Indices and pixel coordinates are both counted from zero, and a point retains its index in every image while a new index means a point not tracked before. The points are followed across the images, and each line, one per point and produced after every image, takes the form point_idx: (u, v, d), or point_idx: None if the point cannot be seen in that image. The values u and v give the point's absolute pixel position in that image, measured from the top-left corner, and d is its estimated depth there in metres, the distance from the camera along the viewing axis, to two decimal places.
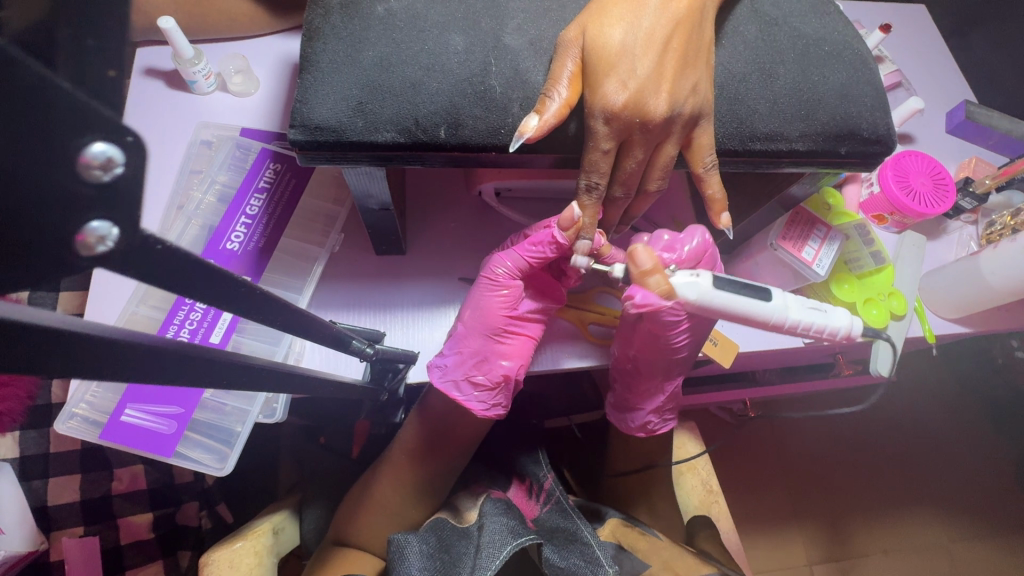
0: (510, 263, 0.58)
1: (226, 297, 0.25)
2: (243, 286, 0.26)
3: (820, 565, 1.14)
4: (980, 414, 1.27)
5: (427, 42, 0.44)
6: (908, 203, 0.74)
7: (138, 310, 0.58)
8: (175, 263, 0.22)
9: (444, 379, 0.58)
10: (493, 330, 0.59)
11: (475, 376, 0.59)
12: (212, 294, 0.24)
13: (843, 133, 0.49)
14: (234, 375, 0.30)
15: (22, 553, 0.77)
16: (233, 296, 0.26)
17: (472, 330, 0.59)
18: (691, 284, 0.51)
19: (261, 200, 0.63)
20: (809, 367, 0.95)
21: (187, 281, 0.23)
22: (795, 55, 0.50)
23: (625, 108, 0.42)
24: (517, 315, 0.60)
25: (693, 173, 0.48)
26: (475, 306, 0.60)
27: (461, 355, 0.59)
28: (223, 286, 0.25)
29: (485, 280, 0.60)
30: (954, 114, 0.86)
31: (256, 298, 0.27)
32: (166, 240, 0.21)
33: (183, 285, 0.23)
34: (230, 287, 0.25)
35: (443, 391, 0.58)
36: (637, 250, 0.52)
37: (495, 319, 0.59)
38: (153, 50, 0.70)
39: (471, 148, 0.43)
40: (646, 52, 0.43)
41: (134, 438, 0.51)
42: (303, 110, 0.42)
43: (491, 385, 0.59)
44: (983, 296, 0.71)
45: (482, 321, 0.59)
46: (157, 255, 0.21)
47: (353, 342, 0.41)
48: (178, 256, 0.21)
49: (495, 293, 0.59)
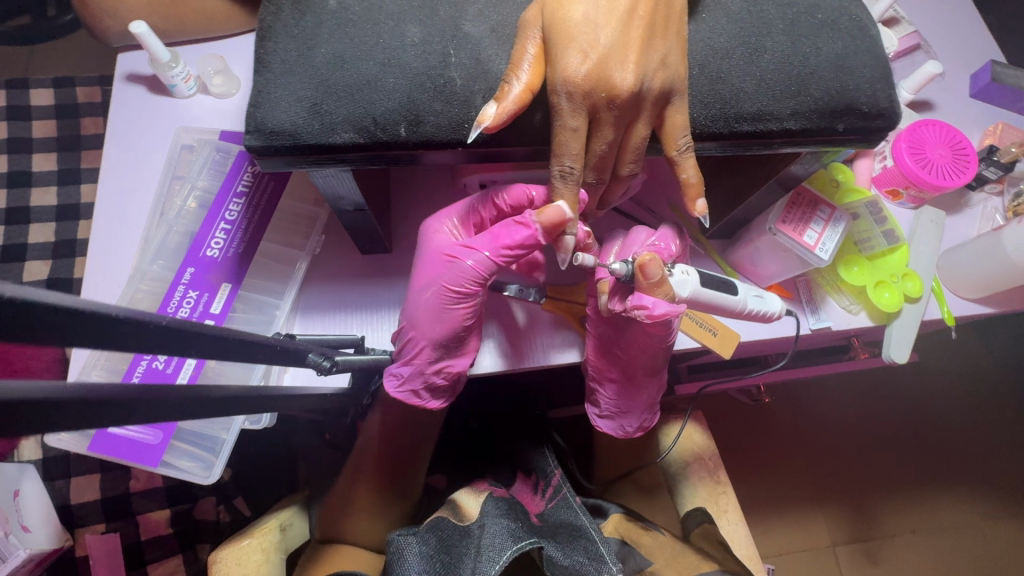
0: (474, 274, 0.53)
1: (108, 335, 0.24)
2: (127, 322, 0.25)
3: (845, 546, 1.12)
4: (1014, 392, 1.21)
5: (383, 36, 0.42)
6: (924, 177, 0.69)
7: (138, 291, 0.61)
8: (15, 311, 0.21)
9: (405, 385, 0.58)
10: (458, 340, 0.57)
11: (432, 381, 0.58)
12: (82, 334, 0.23)
13: (840, 109, 0.45)
14: (167, 410, 0.29)
15: (47, 551, 0.80)
16: (118, 333, 0.25)
17: (429, 340, 0.56)
18: (681, 282, 0.51)
19: (241, 204, 0.61)
20: (824, 350, 0.91)
21: (36, 329, 0.22)
22: (783, 26, 0.46)
23: (588, 82, 0.39)
24: (479, 320, 0.57)
25: (666, 156, 0.44)
26: (434, 319, 0.55)
27: (420, 364, 0.57)
28: (96, 326, 0.24)
29: (444, 290, 0.54)
30: (978, 77, 0.80)
31: (151, 332, 0.26)
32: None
33: (33, 335, 0.22)
34: (104, 323, 0.24)
35: (402, 401, 0.58)
36: (651, 262, 0.49)
37: (460, 330, 0.56)
38: (133, 55, 0.69)
39: (432, 145, 0.41)
40: (609, 23, 0.40)
41: (122, 448, 0.52)
42: (256, 114, 0.40)
43: (451, 384, 0.59)
44: (1010, 274, 0.66)
45: (442, 333, 0.55)
46: None
47: (309, 355, 0.41)
48: (14, 305, 0.21)
49: (459, 304, 0.55)
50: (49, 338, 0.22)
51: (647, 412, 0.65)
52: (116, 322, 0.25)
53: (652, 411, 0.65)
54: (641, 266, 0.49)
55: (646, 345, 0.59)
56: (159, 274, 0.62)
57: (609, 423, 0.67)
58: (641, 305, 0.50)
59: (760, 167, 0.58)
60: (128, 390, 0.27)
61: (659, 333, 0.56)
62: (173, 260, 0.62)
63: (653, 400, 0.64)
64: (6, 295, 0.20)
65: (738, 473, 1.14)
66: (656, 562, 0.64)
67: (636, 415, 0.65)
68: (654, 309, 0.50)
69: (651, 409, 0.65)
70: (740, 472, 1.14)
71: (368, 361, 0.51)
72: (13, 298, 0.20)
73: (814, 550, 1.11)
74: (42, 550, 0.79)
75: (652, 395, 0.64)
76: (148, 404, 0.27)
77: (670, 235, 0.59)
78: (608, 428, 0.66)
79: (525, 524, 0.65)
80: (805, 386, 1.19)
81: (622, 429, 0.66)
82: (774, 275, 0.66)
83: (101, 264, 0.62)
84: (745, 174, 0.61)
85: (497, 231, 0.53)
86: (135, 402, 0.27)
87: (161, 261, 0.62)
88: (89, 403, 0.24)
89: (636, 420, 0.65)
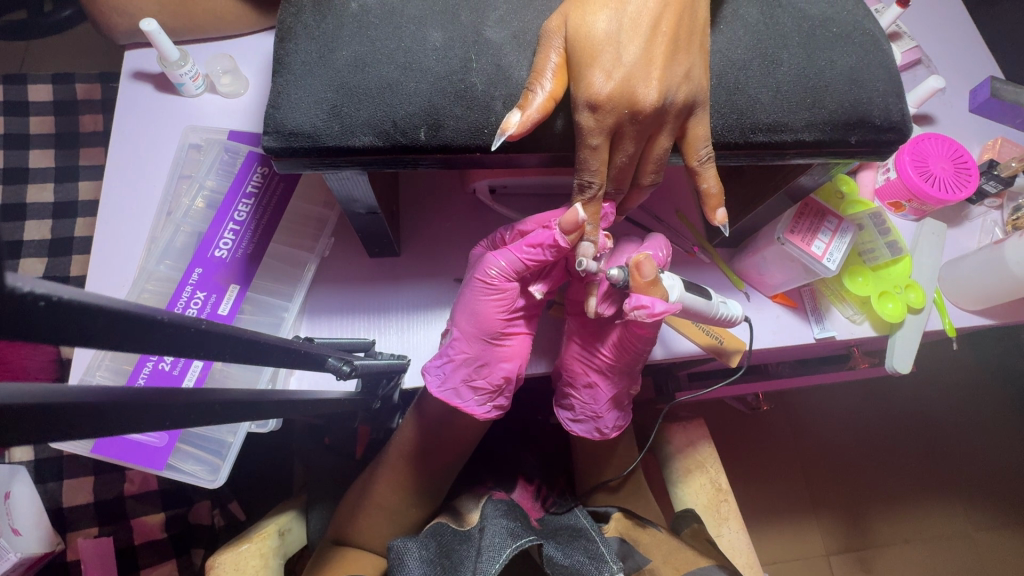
0: (505, 264, 0.55)
1: (151, 340, 0.25)
2: (170, 327, 0.25)
3: (838, 555, 1.12)
4: (1006, 403, 1.23)
5: (404, 40, 0.42)
6: (927, 189, 0.70)
7: (144, 290, 0.60)
8: (67, 319, 0.21)
9: (444, 387, 0.57)
10: (490, 335, 0.57)
11: (475, 381, 0.57)
12: (126, 341, 0.23)
13: (854, 121, 0.46)
14: (186, 417, 0.29)
15: (39, 555, 0.78)
16: (157, 337, 0.25)
17: (467, 335, 0.57)
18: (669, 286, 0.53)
19: (249, 205, 0.61)
20: (822, 359, 0.92)
21: (86, 333, 0.22)
22: (799, 39, 0.46)
23: (611, 99, 0.39)
24: (514, 316, 0.58)
25: (687, 166, 0.44)
26: (469, 311, 0.57)
27: (457, 360, 0.57)
28: (138, 331, 0.24)
29: (480, 283, 0.56)
30: (977, 93, 0.82)
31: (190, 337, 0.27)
32: (50, 296, 0.20)
33: (83, 340, 0.22)
34: (148, 331, 0.24)
35: (443, 399, 0.56)
36: (644, 261, 0.51)
37: (492, 323, 0.56)
38: (141, 53, 0.69)
39: (453, 150, 0.41)
40: (633, 40, 0.41)
41: (127, 452, 0.51)
42: (276, 116, 0.40)
43: (492, 388, 0.57)
44: (1007, 287, 0.67)
45: (478, 326, 0.57)
46: (38, 312, 0.20)
47: (329, 360, 0.41)
48: (68, 309, 0.20)
49: (492, 296, 0.56)
50: (97, 342, 0.22)
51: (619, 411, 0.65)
52: (158, 326, 0.25)
53: (623, 410, 0.65)
54: (638, 264, 0.51)
55: (627, 348, 0.60)
56: (166, 275, 0.61)
57: (584, 426, 0.65)
58: (639, 305, 0.52)
59: (770, 176, 0.59)
60: (149, 394, 0.26)
61: (647, 333, 0.58)
62: (180, 261, 0.61)
63: (625, 398, 0.65)
64: (64, 299, 0.20)
65: (735, 480, 1.15)
66: (654, 560, 0.65)
67: (611, 414, 0.64)
68: (653, 307, 0.52)
69: (621, 408, 0.65)
70: (736, 480, 1.15)
71: (379, 366, 0.51)
72: (73, 303, 0.20)
73: (811, 558, 1.12)
74: (33, 554, 0.77)
75: (625, 396, 0.65)
76: (168, 410, 0.27)
77: (661, 241, 0.59)
78: (584, 431, 0.65)
79: (525, 525, 0.64)
80: (802, 395, 1.20)
81: (598, 430, 0.64)
82: (780, 283, 0.66)
83: (107, 263, 0.61)
84: (754, 184, 0.62)
85: (524, 235, 0.56)
86: (157, 407, 0.26)
87: (168, 261, 0.61)
88: (113, 407, 0.24)
89: (611, 420, 0.64)
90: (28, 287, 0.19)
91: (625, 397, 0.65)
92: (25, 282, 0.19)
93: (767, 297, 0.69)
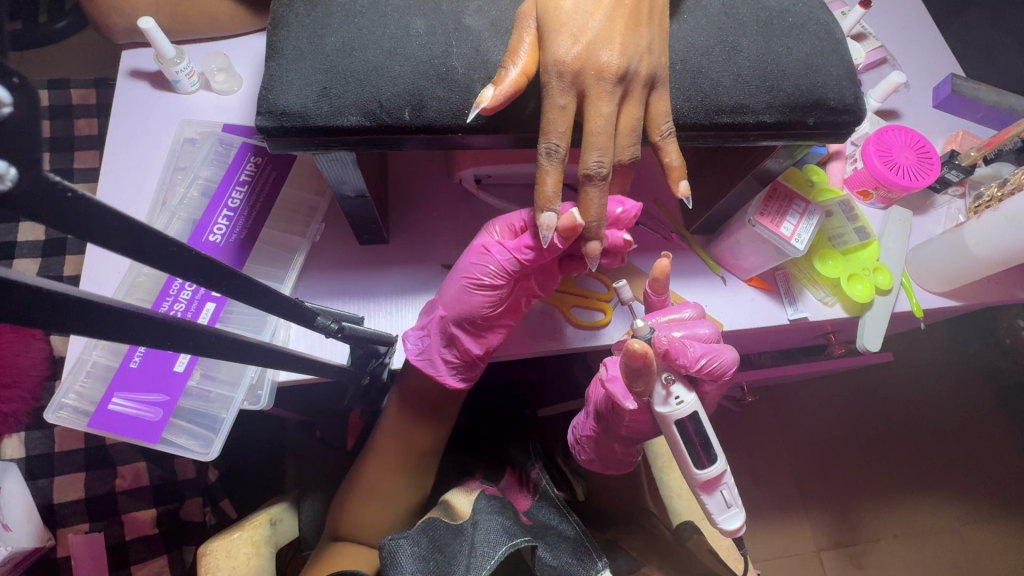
0: (499, 264, 0.56)
1: (159, 255, 0.29)
2: (175, 246, 0.30)
3: (828, 551, 1.14)
4: (985, 394, 1.26)
5: (389, 26, 0.45)
6: (891, 177, 0.73)
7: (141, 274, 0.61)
8: (87, 215, 0.25)
9: (421, 356, 0.61)
10: (472, 324, 0.59)
11: (450, 357, 0.61)
12: (137, 249, 0.28)
13: (810, 103, 0.49)
14: (201, 343, 0.32)
15: (29, 550, 0.79)
16: (163, 253, 0.29)
17: (453, 323, 0.59)
18: (661, 397, 0.54)
19: (243, 192, 0.64)
20: (803, 350, 0.94)
21: (101, 231, 0.26)
22: (758, 27, 0.50)
23: (577, 61, 0.43)
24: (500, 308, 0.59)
25: (651, 142, 0.48)
26: (454, 302, 0.58)
27: (438, 337, 0.60)
28: (148, 242, 0.28)
29: (470, 278, 0.57)
30: (940, 89, 0.86)
31: (192, 259, 0.31)
32: (75, 189, 0.24)
33: (100, 237, 0.26)
34: (158, 244, 0.29)
35: (418, 367, 0.60)
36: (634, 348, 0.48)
37: (477, 315, 0.58)
38: (137, 52, 0.71)
39: (435, 129, 0.44)
40: (596, 12, 0.44)
41: (122, 426, 0.53)
42: (268, 97, 0.43)
43: (465, 365, 0.62)
44: (969, 269, 0.71)
45: (461, 317, 0.58)
46: (65, 201, 0.24)
47: (319, 318, 0.45)
48: (89, 205, 0.25)
49: (481, 293, 0.57)
50: (109, 242, 0.26)
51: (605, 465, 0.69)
52: (165, 243, 0.29)
53: (605, 466, 0.69)
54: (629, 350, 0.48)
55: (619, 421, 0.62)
56: None
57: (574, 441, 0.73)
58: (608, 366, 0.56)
59: (740, 161, 0.62)
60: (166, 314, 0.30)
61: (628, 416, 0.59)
62: None
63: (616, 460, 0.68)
64: (85, 196, 0.25)
65: None
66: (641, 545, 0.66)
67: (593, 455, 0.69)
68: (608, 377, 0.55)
69: (606, 462, 0.69)
70: None
71: (368, 335, 0.53)
72: (94, 201, 0.25)
73: (801, 554, 1.13)
74: (24, 548, 0.78)
75: (622, 457, 0.67)
76: (181, 331, 0.30)
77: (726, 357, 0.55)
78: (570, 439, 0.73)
79: (518, 523, 0.65)
80: (788, 390, 1.23)
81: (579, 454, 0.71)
82: (755, 266, 0.69)
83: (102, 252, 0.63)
84: (726, 170, 0.65)
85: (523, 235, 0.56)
86: (175, 326, 0.30)
87: None
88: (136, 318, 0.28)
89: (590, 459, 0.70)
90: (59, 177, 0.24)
91: (614, 462, 0.68)
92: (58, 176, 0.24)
93: (743, 281, 0.72)
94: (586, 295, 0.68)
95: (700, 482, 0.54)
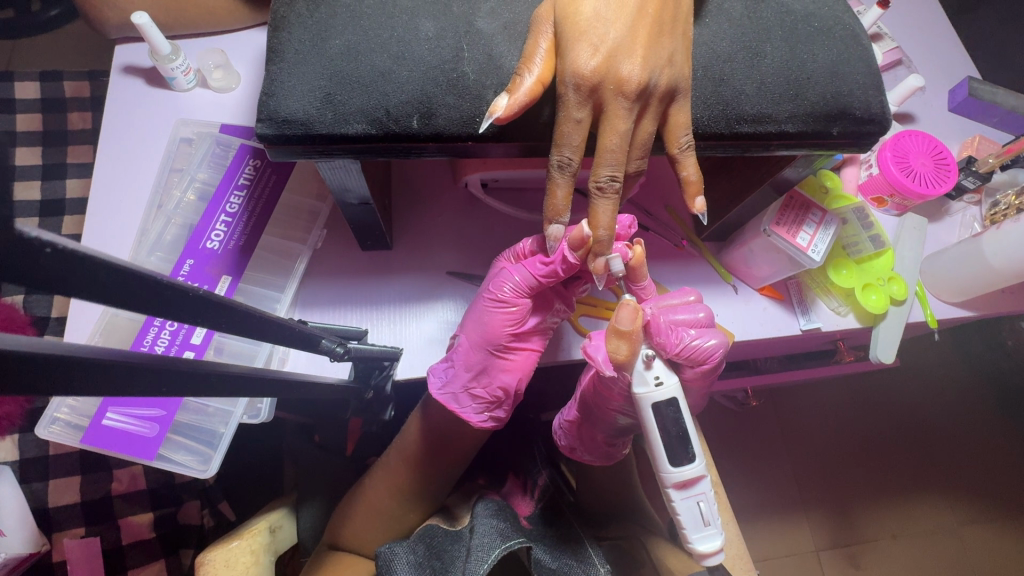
0: (519, 281, 0.55)
1: (153, 300, 0.27)
2: (170, 289, 0.27)
3: (828, 551, 1.13)
4: (989, 399, 1.25)
5: (397, 29, 0.43)
6: (908, 185, 0.71)
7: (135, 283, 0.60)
8: (70, 269, 0.23)
9: (443, 391, 0.58)
10: (495, 347, 0.57)
11: (475, 390, 0.58)
12: (127, 297, 0.25)
13: (834, 113, 0.47)
14: (195, 385, 0.30)
15: (23, 556, 0.76)
16: (158, 297, 0.27)
17: (476, 346, 0.57)
18: (641, 376, 0.51)
19: (241, 197, 0.62)
20: (807, 355, 0.92)
21: (86, 284, 0.23)
22: (782, 32, 0.48)
23: (596, 74, 0.41)
24: (521, 331, 0.57)
25: (668, 154, 0.46)
26: (476, 321, 0.57)
27: (460, 364, 0.58)
28: (139, 289, 0.26)
29: (491, 296, 0.56)
30: (956, 92, 0.84)
31: (189, 300, 0.29)
32: (56, 244, 0.22)
33: (84, 291, 0.23)
34: (150, 289, 0.26)
35: (441, 403, 0.57)
36: (623, 309, 0.51)
37: (499, 336, 0.56)
38: (131, 47, 0.69)
39: (444, 138, 0.42)
40: (617, 18, 0.42)
41: (116, 441, 0.51)
42: (269, 103, 0.41)
43: (491, 399, 0.58)
44: (984, 280, 0.69)
45: (484, 338, 0.57)
46: (44, 258, 0.22)
47: (322, 342, 0.43)
48: (72, 259, 0.22)
49: (502, 311, 0.56)
50: (95, 294, 0.24)
51: (585, 452, 0.69)
52: (158, 286, 0.27)
53: (585, 453, 0.69)
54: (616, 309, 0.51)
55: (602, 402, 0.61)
56: (156, 266, 0.62)
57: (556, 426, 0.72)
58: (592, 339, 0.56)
59: (756, 169, 0.60)
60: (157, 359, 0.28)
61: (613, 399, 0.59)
62: (171, 253, 0.62)
63: (597, 447, 0.68)
64: (69, 248, 0.22)
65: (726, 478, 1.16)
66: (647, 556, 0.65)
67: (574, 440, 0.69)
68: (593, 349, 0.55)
69: (586, 449, 0.68)
70: (728, 479, 1.16)
71: (371, 352, 0.52)
72: (76, 253, 0.22)
73: (800, 554, 1.13)
74: (17, 555, 0.75)
75: (602, 442, 0.67)
76: (172, 376, 0.28)
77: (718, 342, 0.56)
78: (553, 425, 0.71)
79: (516, 526, 0.63)
80: (791, 392, 1.22)
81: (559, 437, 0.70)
82: (768, 275, 0.68)
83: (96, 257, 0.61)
84: (741, 176, 0.63)
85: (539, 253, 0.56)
86: (166, 371, 0.28)
87: (159, 253, 0.61)
88: (120, 369, 0.26)
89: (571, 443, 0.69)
90: (36, 233, 0.21)
91: (595, 446, 0.68)
92: (32, 229, 0.21)
93: (755, 290, 0.70)
94: (594, 304, 0.66)
95: (674, 481, 0.51)
